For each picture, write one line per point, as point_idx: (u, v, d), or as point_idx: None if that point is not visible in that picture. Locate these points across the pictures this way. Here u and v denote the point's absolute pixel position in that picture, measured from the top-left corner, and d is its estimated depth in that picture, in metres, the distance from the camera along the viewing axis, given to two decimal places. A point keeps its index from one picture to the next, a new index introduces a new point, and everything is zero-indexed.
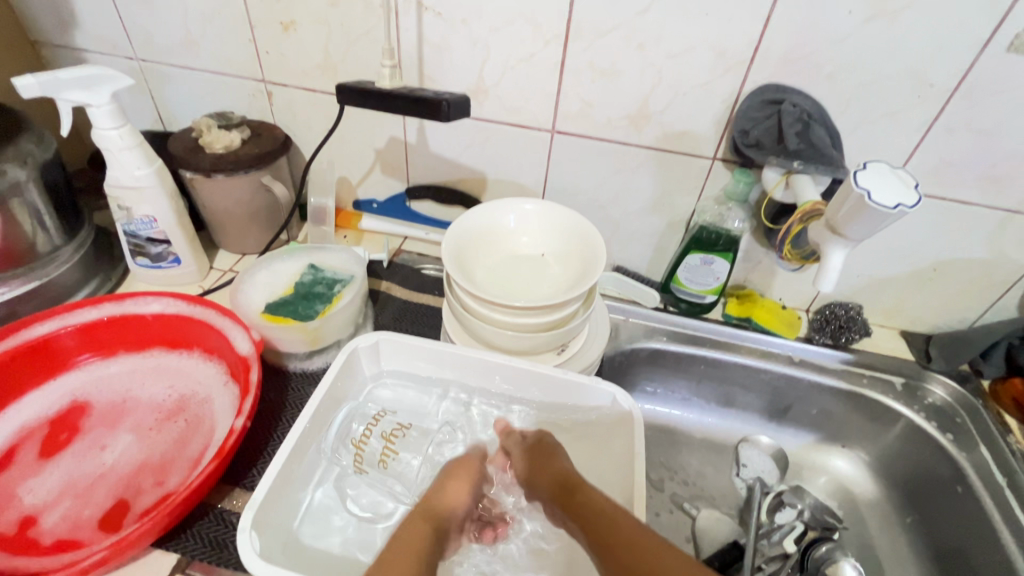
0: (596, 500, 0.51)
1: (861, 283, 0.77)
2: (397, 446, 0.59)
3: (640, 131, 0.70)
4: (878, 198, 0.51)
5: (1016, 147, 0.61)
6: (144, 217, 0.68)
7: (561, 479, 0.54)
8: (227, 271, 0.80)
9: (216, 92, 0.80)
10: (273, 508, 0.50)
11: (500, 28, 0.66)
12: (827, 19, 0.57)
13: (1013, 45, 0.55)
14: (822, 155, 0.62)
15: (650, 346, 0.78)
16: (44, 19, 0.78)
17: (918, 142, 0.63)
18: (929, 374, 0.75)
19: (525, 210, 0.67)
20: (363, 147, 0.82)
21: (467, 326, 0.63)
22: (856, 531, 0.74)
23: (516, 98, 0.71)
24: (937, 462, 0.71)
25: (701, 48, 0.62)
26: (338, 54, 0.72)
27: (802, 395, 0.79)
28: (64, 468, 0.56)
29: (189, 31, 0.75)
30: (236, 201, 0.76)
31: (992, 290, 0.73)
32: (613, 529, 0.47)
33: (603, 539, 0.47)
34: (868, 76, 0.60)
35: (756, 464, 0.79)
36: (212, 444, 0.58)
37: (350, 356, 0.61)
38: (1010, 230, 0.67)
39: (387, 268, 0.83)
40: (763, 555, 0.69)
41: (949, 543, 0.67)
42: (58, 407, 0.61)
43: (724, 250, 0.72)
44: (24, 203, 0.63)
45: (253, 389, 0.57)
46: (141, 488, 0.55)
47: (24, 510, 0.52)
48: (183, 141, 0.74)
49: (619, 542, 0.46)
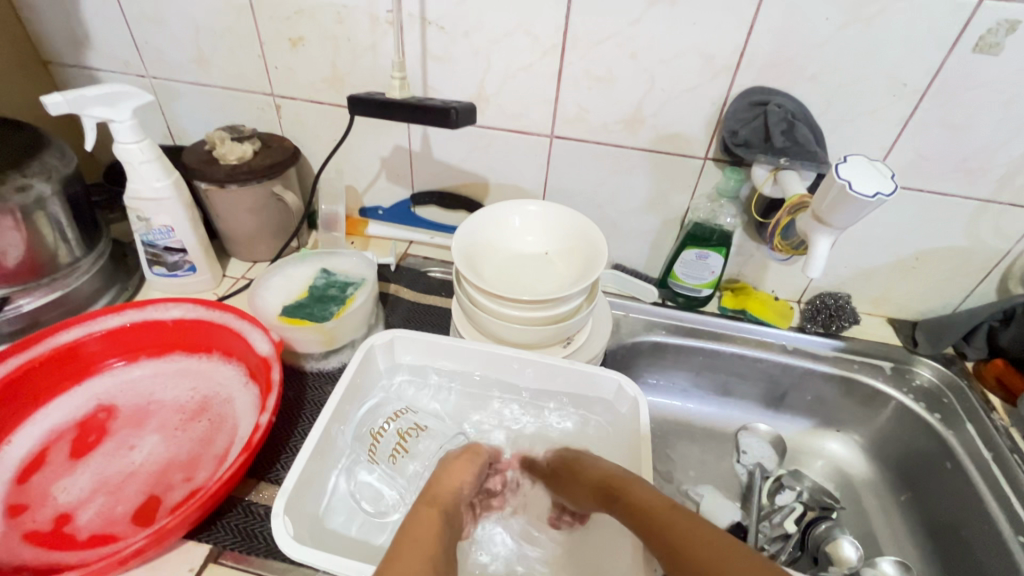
0: (642, 496, 0.50)
1: (848, 274, 0.81)
2: (408, 444, 0.60)
3: (635, 134, 0.74)
4: (858, 186, 0.55)
5: (986, 140, 0.65)
6: (162, 227, 0.71)
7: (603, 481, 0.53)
8: (240, 278, 0.83)
9: (226, 105, 0.83)
10: (301, 497, 0.53)
11: (499, 39, 0.69)
12: (806, 25, 0.61)
13: (977, 46, 0.59)
14: (807, 151, 0.66)
15: (651, 339, 0.81)
16: (57, 39, 0.80)
17: (895, 138, 0.67)
18: (915, 358, 0.79)
19: (528, 211, 0.71)
20: (369, 156, 0.85)
21: (477, 322, 0.66)
22: (853, 510, 0.78)
23: (515, 105, 0.75)
24: (927, 439, 0.74)
25: (691, 54, 0.66)
26: (345, 67, 0.76)
27: (797, 382, 0.82)
28: (94, 467, 0.58)
29: (200, 49, 0.78)
30: (249, 211, 0.79)
31: (971, 277, 0.77)
32: (663, 522, 0.47)
33: (657, 530, 0.47)
34: (847, 77, 0.64)
35: (755, 451, 0.83)
36: (236, 441, 0.61)
37: (367, 354, 0.64)
38: (985, 218, 0.71)
39: (395, 272, 0.86)
40: (766, 535, 0.72)
41: (941, 516, 0.71)
42: (84, 411, 0.63)
43: (718, 245, 0.76)
44: (47, 216, 0.66)
45: (276, 387, 0.59)
46: (170, 484, 0.57)
47: (59, 507, 0.54)
48: (197, 153, 0.77)
49: (668, 530, 0.46)
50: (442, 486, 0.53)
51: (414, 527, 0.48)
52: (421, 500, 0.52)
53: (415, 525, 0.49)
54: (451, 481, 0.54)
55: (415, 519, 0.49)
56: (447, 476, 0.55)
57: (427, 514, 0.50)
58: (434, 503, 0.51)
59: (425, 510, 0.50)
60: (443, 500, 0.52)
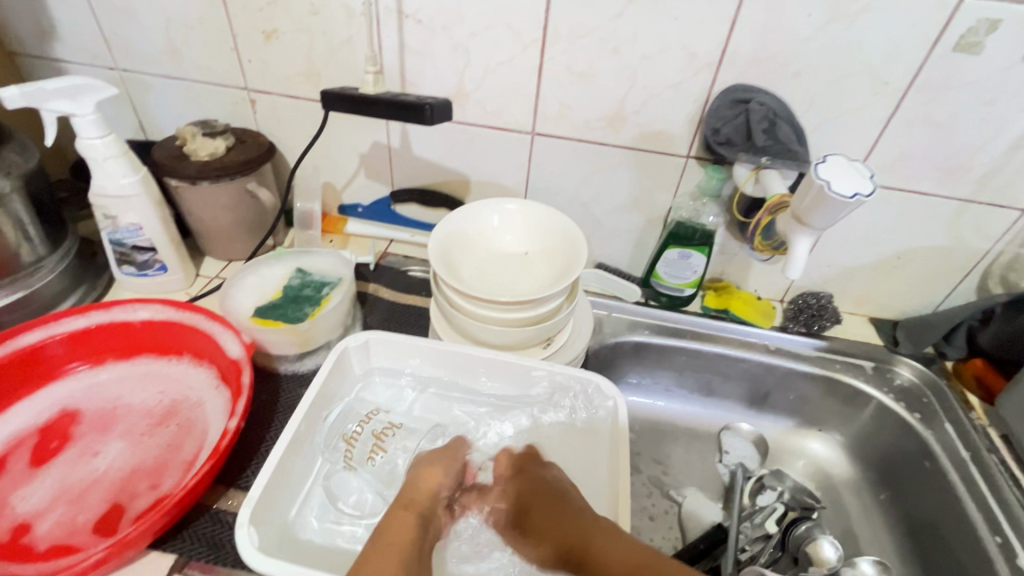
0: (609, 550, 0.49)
1: (830, 273, 0.81)
2: (386, 444, 0.59)
3: (617, 131, 0.72)
4: (837, 187, 0.54)
5: (968, 139, 0.65)
6: (129, 225, 0.69)
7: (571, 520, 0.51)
8: (214, 278, 0.81)
9: (199, 99, 0.81)
10: (270, 504, 0.52)
11: (479, 33, 0.68)
12: (788, 22, 0.60)
13: (959, 45, 0.59)
14: (789, 151, 0.65)
15: (633, 339, 0.80)
16: (20, 28, 0.77)
17: (877, 136, 0.66)
18: (896, 357, 0.79)
19: (508, 209, 0.69)
20: (347, 153, 0.83)
21: (454, 323, 0.64)
22: (834, 510, 0.77)
23: (495, 101, 0.73)
24: (906, 439, 0.74)
25: (672, 50, 0.64)
26: (321, 61, 0.74)
27: (780, 381, 0.82)
28: (56, 475, 0.56)
29: (170, 40, 0.75)
30: (221, 209, 0.76)
31: (951, 276, 0.77)
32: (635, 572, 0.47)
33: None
34: (829, 75, 0.63)
35: (737, 450, 0.82)
36: (205, 446, 0.59)
37: (341, 356, 0.63)
38: (966, 217, 0.71)
39: (374, 271, 0.84)
40: (747, 536, 0.71)
41: (919, 516, 0.71)
42: (47, 416, 0.61)
43: (701, 244, 0.75)
44: (8, 214, 0.63)
45: (246, 390, 0.57)
46: (135, 492, 0.55)
47: (17, 517, 0.52)
48: (166, 149, 0.74)
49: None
50: (421, 487, 0.53)
51: (392, 529, 0.49)
52: (402, 503, 0.51)
53: (393, 526, 0.49)
54: (428, 483, 0.53)
55: (393, 520, 0.50)
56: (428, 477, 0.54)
57: (404, 520, 0.50)
58: (409, 504, 0.51)
59: (403, 513, 0.50)
60: (419, 501, 0.52)
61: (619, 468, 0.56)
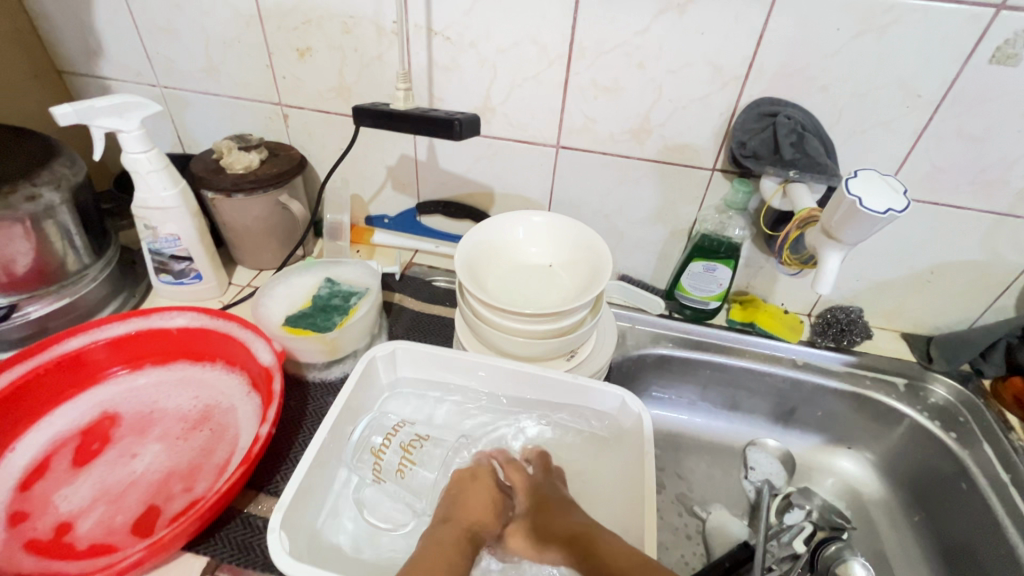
0: (612, 548, 0.49)
1: (860, 287, 0.80)
2: (414, 457, 0.60)
3: (642, 144, 0.73)
4: (868, 203, 0.53)
5: (1006, 151, 0.63)
6: (168, 235, 0.71)
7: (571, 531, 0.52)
8: (245, 286, 0.83)
9: (235, 114, 0.84)
10: (299, 510, 0.53)
11: (506, 49, 0.69)
12: (817, 35, 0.60)
13: (995, 57, 0.58)
14: (817, 164, 0.64)
15: (657, 351, 0.80)
16: (69, 48, 0.81)
17: (909, 149, 0.65)
18: (930, 374, 0.77)
19: (533, 221, 0.70)
20: (375, 165, 0.85)
21: (479, 334, 0.65)
22: (866, 531, 0.75)
23: (521, 115, 0.74)
24: (941, 459, 0.72)
25: (699, 64, 0.65)
26: (352, 77, 0.76)
27: (807, 397, 0.81)
28: (97, 476, 0.58)
29: (209, 58, 0.78)
30: (254, 219, 0.79)
31: (989, 292, 0.75)
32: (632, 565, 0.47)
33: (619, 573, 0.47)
34: (860, 88, 0.63)
35: (763, 467, 0.81)
36: (236, 451, 0.61)
37: (368, 365, 0.64)
38: (1004, 231, 0.69)
39: (400, 281, 0.86)
40: (774, 555, 0.70)
41: (956, 539, 0.68)
42: (88, 418, 0.64)
43: (726, 257, 0.75)
44: (57, 224, 0.66)
45: (277, 397, 0.59)
46: (170, 494, 0.57)
47: (60, 516, 0.54)
48: (204, 162, 0.77)
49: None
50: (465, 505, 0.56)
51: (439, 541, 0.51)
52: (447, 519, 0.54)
53: (438, 539, 0.52)
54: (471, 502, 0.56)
55: (438, 534, 0.52)
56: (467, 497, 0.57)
57: (446, 531, 0.52)
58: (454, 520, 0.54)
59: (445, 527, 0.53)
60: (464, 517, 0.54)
61: (643, 483, 0.55)
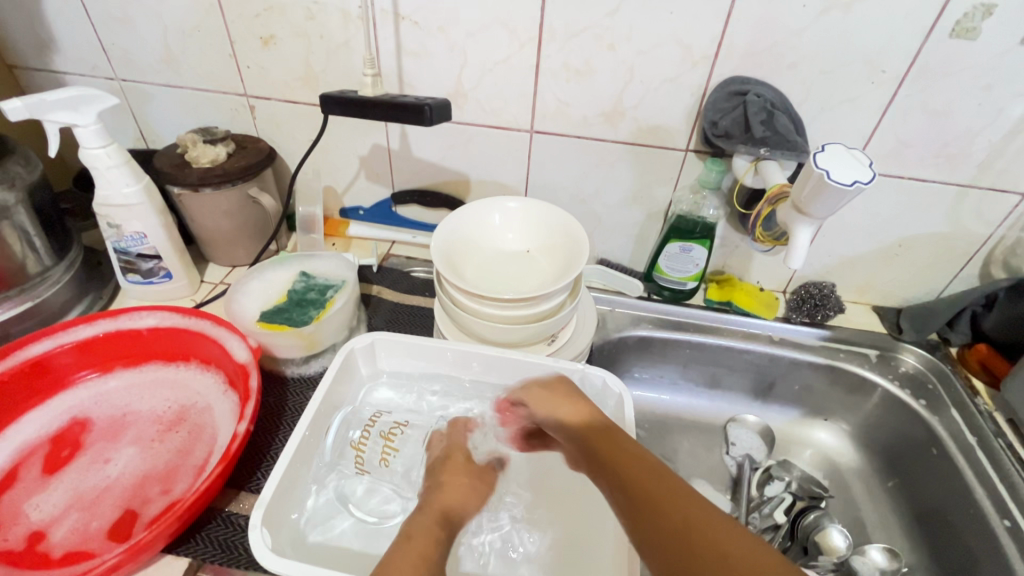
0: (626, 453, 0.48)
1: (832, 262, 0.81)
2: (396, 444, 0.59)
3: (615, 126, 0.73)
4: (836, 176, 0.54)
5: (967, 124, 0.65)
6: (133, 233, 0.69)
7: (588, 426, 0.52)
8: (218, 284, 0.82)
9: (199, 107, 0.81)
10: (282, 507, 0.52)
11: (475, 33, 0.68)
12: (784, 13, 0.60)
13: (954, 31, 0.59)
14: (787, 141, 0.65)
15: (637, 333, 0.81)
16: (20, 42, 0.78)
17: (875, 124, 0.67)
18: (900, 345, 0.79)
19: (508, 208, 0.70)
20: (347, 156, 0.84)
21: (459, 322, 0.65)
22: (844, 500, 0.77)
23: (493, 101, 0.74)
24: (913, 425, 0.74)
25: (669, 44, 0.65)
26: (319, 65, 0.74)
27: (784, 372, 0.82)
28: (69, 483, 0.56)
29: (168, 48, 0.76)
30: (224, 215, 0.77)
31: (953, 263, 0.77)
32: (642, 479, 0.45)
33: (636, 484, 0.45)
34: (826, 66, 0.63)
35: (744, 442, 0.82)
36: (215, 450, 0.60)
37: (347, 357, 0.63)
38: (967, 202, 0.71)
39: (377, 272, 0.85)
40: (756, 527, 0.71)
41: (929, 502, 0.71)
42: (57, 425, 0.62)
43: (702, 237, 0.75)
44: (13, 226, 0.64)
45: (254, 394, 0.58)
46: (147, 497, 0.56)
47: (32, 525, 0.53)
48: (168, 157, 0.75)
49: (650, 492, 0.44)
50: (448, 496, 0.53)
51: (420, 536, 0.47)
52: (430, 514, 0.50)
53: (418, 534, 0.47)
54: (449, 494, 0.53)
55: (418, 530, 0.48)
56: (452, 481, 0.54)
57: (426, 524, 0.49)
58: (433, 512, 0.51)
59: (425, 523, 0.49)
60: (444, 510, 0.51)
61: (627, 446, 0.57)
